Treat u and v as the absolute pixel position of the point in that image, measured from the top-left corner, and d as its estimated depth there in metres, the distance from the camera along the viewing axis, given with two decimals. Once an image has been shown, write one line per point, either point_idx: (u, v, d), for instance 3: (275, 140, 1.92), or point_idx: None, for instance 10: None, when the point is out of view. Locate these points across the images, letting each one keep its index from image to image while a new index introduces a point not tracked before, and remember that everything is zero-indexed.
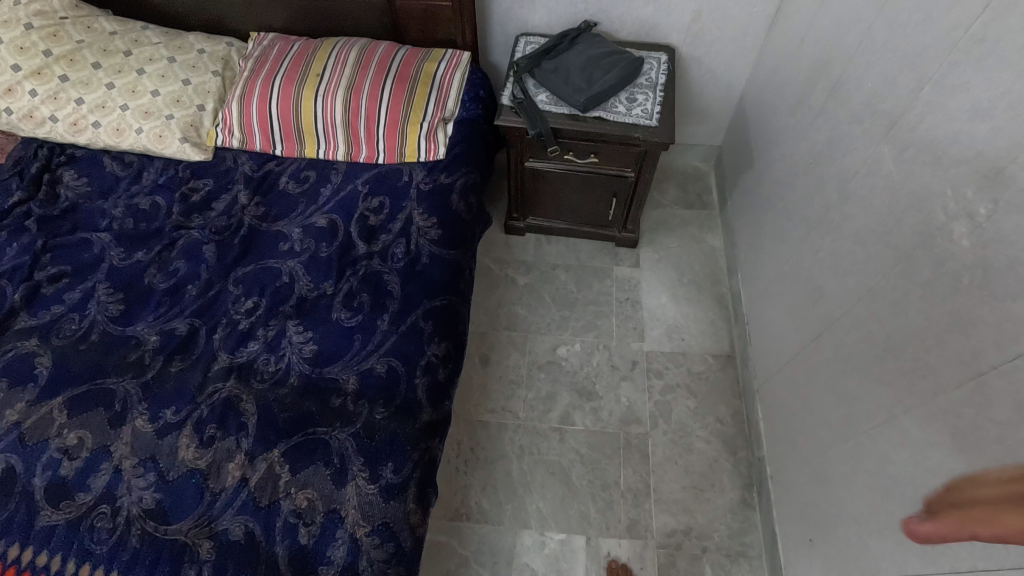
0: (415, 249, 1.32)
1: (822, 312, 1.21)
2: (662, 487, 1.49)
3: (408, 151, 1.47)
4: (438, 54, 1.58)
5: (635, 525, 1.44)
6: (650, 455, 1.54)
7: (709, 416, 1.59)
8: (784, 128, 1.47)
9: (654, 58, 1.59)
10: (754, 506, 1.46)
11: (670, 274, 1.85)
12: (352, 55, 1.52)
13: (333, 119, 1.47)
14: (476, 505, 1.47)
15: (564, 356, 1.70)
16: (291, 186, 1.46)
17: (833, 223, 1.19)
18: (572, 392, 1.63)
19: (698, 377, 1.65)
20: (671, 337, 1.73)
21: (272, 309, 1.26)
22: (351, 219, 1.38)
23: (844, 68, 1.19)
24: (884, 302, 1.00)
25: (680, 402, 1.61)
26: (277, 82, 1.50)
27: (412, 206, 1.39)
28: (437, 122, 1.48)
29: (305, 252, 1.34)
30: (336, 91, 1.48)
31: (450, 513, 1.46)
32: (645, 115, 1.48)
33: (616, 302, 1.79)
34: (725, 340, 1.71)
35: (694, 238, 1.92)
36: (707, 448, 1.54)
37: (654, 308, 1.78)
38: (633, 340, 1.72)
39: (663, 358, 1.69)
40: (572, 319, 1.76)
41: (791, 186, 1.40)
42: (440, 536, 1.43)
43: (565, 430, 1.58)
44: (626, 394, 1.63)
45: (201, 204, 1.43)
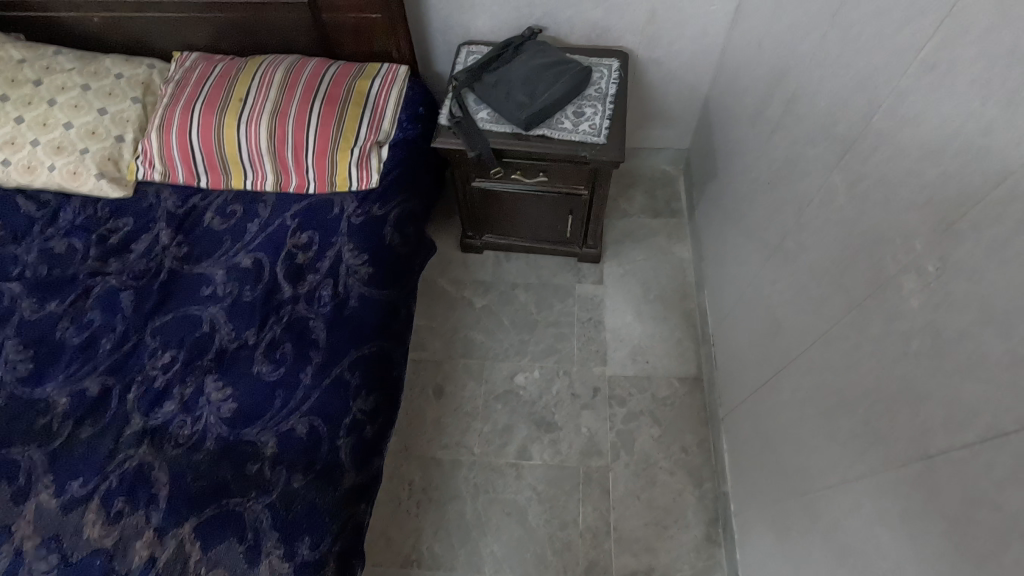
0: (343, 291, 1.23)
1: (779, 349, 1.12)
2: (623, 525, 1.41)
3: (339, 179, 1.37)
4: (372, 71, 1.48)
5: (593, 567, 1.37)
6: (610, 490, 1.46)
7: (674, 446, 1.51)
8: (744, 138, 1.36)
9: (605, 64, 1.47)
10: (719, 543, 1.39)
11: (636, 290, 1.75)
12: (277, 77, 1.42)
13: (258, 148, 1.37)
14: (428, 550, 1.41)
15: (522, 385, 1.61)
16: (215, 223, 1.37)
17: (789, 253, 1.09)
18: (530, 424, 1.55)
19: (663, 403, 1.56)
20: (636, 359, 1.64)
21: (190, 364, 1.18)
22: (277, 258, 1.29)
23: (798, 81, 1.07)
24: (835, 351, 0.90)
25: (643, 431, 1.53)
26: (198, 109, 1.40)
27: (341, 241, 1.29)
28: (369, 146, 1.38)
29: (228, 297, 1.25)
30: (260, 117, 1.37)
31: (400, 559, 1.40)
32: (593, 130, 1.36)
33: (578, 324, 1.70)
34: (693, 362, 1.62)
35: (662, 249, 1.82)
36: (671, 481, 1.46)
37: (618, 329, 1.69)
38: (595, 364, 1.63)
39: (627, 383, 1.60)
40: (532, 343, 1.67)
41: (751, 204, 1.30)
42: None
43: (522, 466, 1.50)
44: (587, 424, 1.55)
45: (120, 246, 1.34)
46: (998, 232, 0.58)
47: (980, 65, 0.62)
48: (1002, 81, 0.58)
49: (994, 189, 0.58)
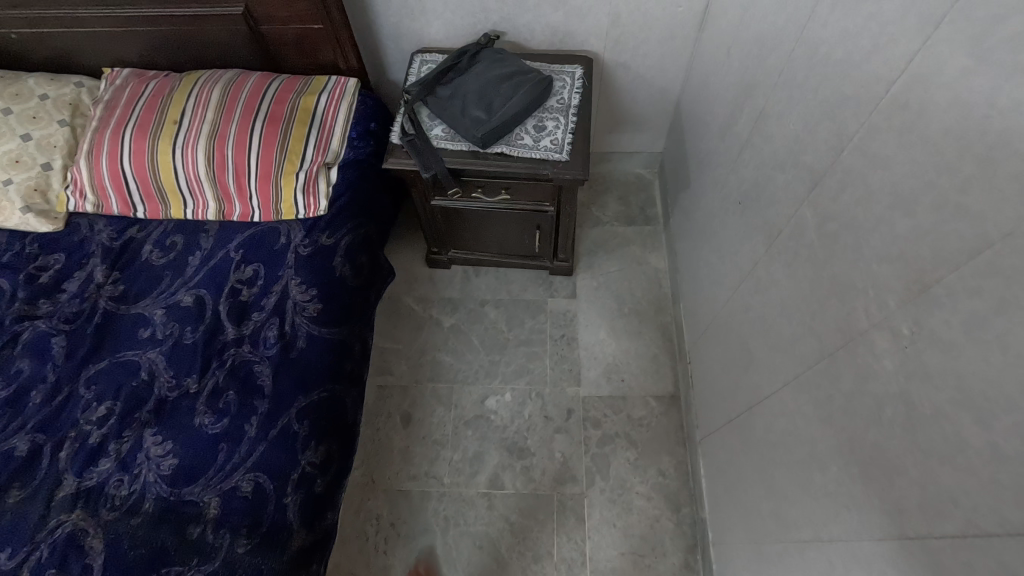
0: (290, 331, 1.15)
1: (752, 382, 1.06)
2: (599, 556, 1.37)
3: (285, 206, 1.28)
4: (318, 85, 1.38)
5: None
6: (586, 518, 1.41)
7: (651, 469, 1.46)
8: (715, 150, 1.29)
9: (568, 72, 1.38)
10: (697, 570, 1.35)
11: (609, 303, 1.69)
12: (214, 96, 1.32)
13: (196, 174, 1.28)
14: None
15: (493, 410, 1.55)
16: (154, 256, 1.28)
17: (761, 282, 1.03)
18: (502, 450, 1.50)
19: (638, 424, 1.52)
20: (610, 379, 1.58)
21: (127, 416, 1.09)
22: (220, 295, 1.21)
23: (767, 98, 1.00)
24: (808, 397, 0.84)
25: (618, 454, 1.48)
26: (129, 132, 1.29)
27: (287, 274, 1.21)
28: (316, 169, 1.29)
29: (167, 339, 1.17)
30: (197, 140, 1.27)
31: None
32: (555, 146, 1.29)
33: (550, 342, 1.64)
34: (669, 379, 1.57)
35: (636, 259, 1.75)
36: (648, 507, 1.42)
37: (592, 346, 1.63)
38: (568, 385, 1.57)
39: (601, 403, 1.55)
40: (502, 364, 1.61)
41: (723, 222, 1.23)
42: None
43: (494, 495, 1.45)
44: (561, 449, 1.49)
45: (51, 286, 1.24)
46: (977, 306, 0.52)
47: (955, 111, 0.55)
48: (978, 134, 0.52)
49: (972, 258, 0.52)
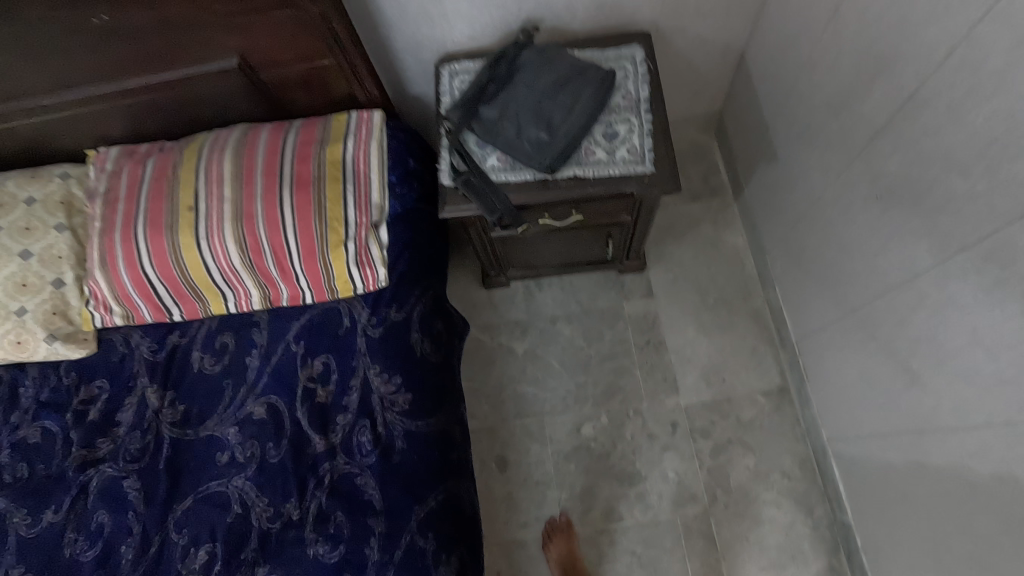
0: (385, 433, 1.02)
1: (920, 406, 0.96)
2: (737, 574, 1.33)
3: (339, 282, 1.11)
4: (340, 128, 1.17)
5: None
6: (716, 538, 1.36)
7: (773, 474, 1.39)
8: (820, 128, 1.10)
9: (628, 57, 1.17)
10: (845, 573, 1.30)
11: (691, 297, 1.55)
12: (227, 167, 1.11)
13: (231, 264, 1.10)
14: None
15: (592, 437, 1.46)
16: (207, 365, 1.13)
17: (926, 300, 0.89)
18: (611, 479, 1.42)
19: (751, 426, 1.43)
20: (710, 382, 1.48)
21: (232, 559, 0.98)
22: (294, 401, 1.07)
23: (920, 78, 0.81)
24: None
25: (735, 463, 1.41)
26: (141, 229, 1.10)
27: (363, 364, 1.06)
28: (365, 233, 1.11)
29: (251, 462, 1.04)
30: (222, 225, 1.09)
31: None
32: (634, 156, 1.09)
33: (637, 351, 1.52)
34: (774, 372, 1.47)
35: (710, 240, 1.60)
36: (779, 514, 1.36)
37: (683, 349, 1.51)
38: (666, 396, 1.48)
39: (706, 410, 1.46)
40: (590, 385, 1.51)
41: (844, 215, 1.07)
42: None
43: (613, 529, 1.39)
44: (674, 468, 1.42)
45: (103, 421, 1.10)
46: None
47: None
48: None
49: None
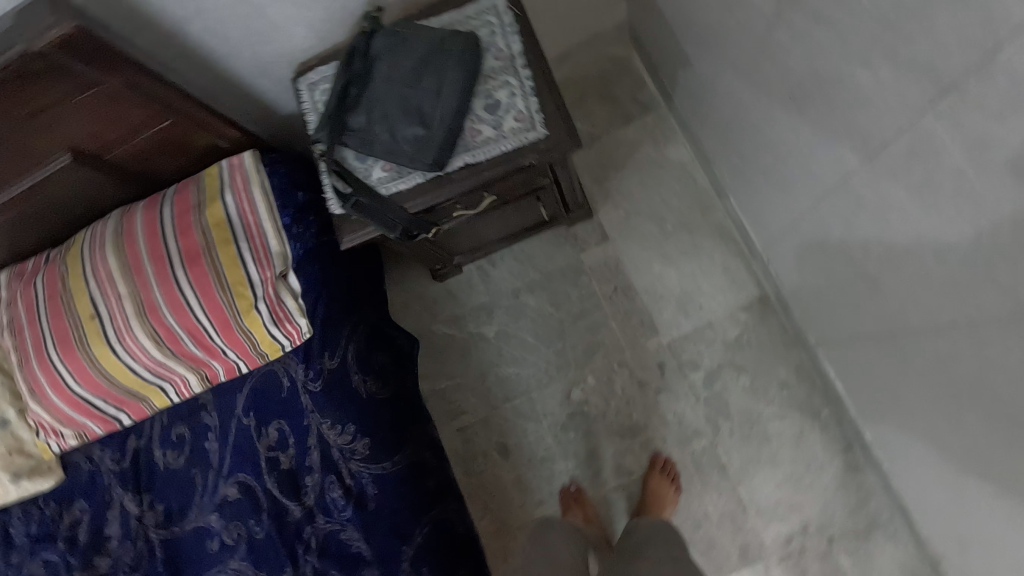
0: (354, 483, 1.01)
1: (889, 310, 0.88)
2: (758, 496, 1.31)
3: (265, 344, 1.05)
4: (214, 183, 1.08)
5: (748, 549, 1.30)
6: (728, 466, 1.34)
7: (772, 388, 1.34)
8: (719, 25, 0.96)
9: (489, 9, 1.03)
10: (862, 467, 1.27)
11: (648, 230, 1.46)
12: (112, 262, 1.04)
13: (154, 358, 1.05)
14: None
15: (583, 401, 1.43)
16: (171, 459, 1.11)
17: (865, 202, 0.79)
18: (613, 437, 1.40)
19: (739, 346, 1.37)
20: (688, 312, 1.41)
21: None
22: (261, 474, 1.05)
23: None
24: (1000, 345, 0.68)
25: (731, 387, 1.36)
26: (52, 351, 1.05)
27: (314, 421, 1.04)
28: (273, 288, 1.04)
29: (240, 543, 1.03)
30: (129, 323, 1.03)
31: None
32: (523, 122, 0.99)
33: (607, 302, 1.45)
34: (749, 284, 1.39)
35: (654, 162, 1.48)
36: (785, 427, 1.32)
37: (652, 286, 1.44)
38: (647, 339, 1.42)
39: (690, 342, 1.40)
40: (569, 350, 1.45)
41: (768, 118, 0.95)
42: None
43: (626, 483, 1.37)
44: (672, 409, 1.38)
45: (95, 540, 1.11)
46: None
47: None
48: None
49: None
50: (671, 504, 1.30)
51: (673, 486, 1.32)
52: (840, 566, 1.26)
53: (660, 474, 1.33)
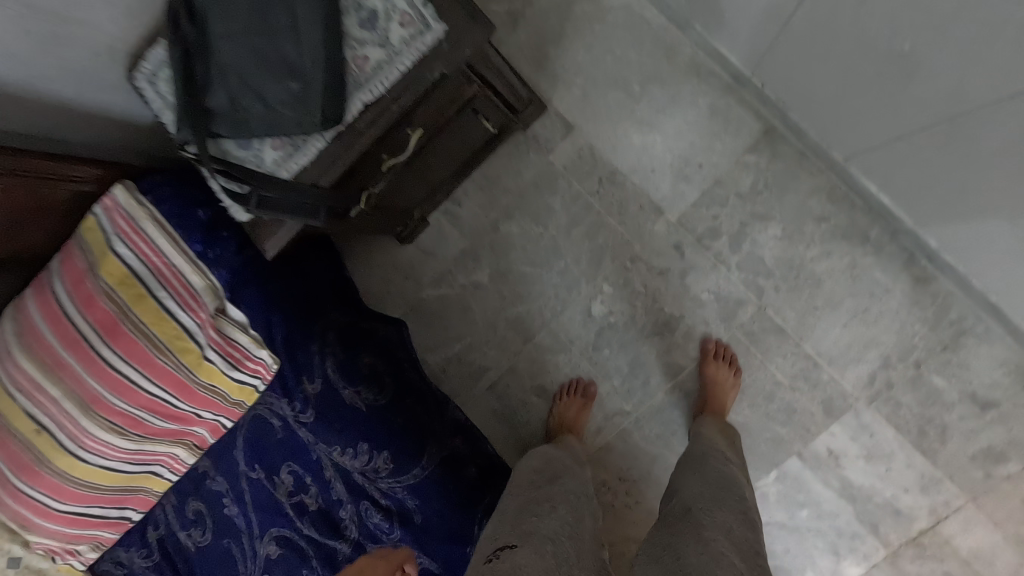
0: (390, 501, 0.90)
1: (939, 82, 0.76)
2: (825, 346, 1.17)
3: (235, 392, 0.91)
4: (97, 236, 0.89)
5: (831, 402, 1.18)
6: (784, 325, 1.19)
7: (808, 226, 1.16)
8: None
9: None
10: (933, 275, 1.12)
11: (614, 99, 1.23)
12: (31, 365, 0.88)
13: (125, 449, 0.92)
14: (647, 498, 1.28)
15: (607, 312, 1.27)
16: (199, 538, 1.01)
17: None
18: (652, 339, 1.26)
19: (758, 193, 1.18)
20: (688, 177, 1.21)
21: None
22: (293, 522, 0.93)
23: None
24: None
25: (763, 242, 1.19)
26: (16, 479, 0.92)
27: (322, 453, 0.91)
28: (215, 329, 0.88)
29: None
30: (81, 423, 0.89)
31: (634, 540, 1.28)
32: (414, 25, 0.78)
33: (596, 198, 1.26)
34: (748, 119, 1.18)
35: (594, 18, 1.22)
36: (834, 263, 1.16)
37: (640, 162, 1.23)
38: (654, 222, 1.24)
39: (702, 208, 1.21)
40: (573, 264, 1.28)
41: None
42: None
43: (681, 380, 1.25)
44: (705, 287, 1.22)
45: None
46: None
47: None
48: None
49: None
50: (734, 387, 1.18)
51: (733, 369, 1.19)
52: (935, 386, 1.13)
53: (718, 362, 1.19)
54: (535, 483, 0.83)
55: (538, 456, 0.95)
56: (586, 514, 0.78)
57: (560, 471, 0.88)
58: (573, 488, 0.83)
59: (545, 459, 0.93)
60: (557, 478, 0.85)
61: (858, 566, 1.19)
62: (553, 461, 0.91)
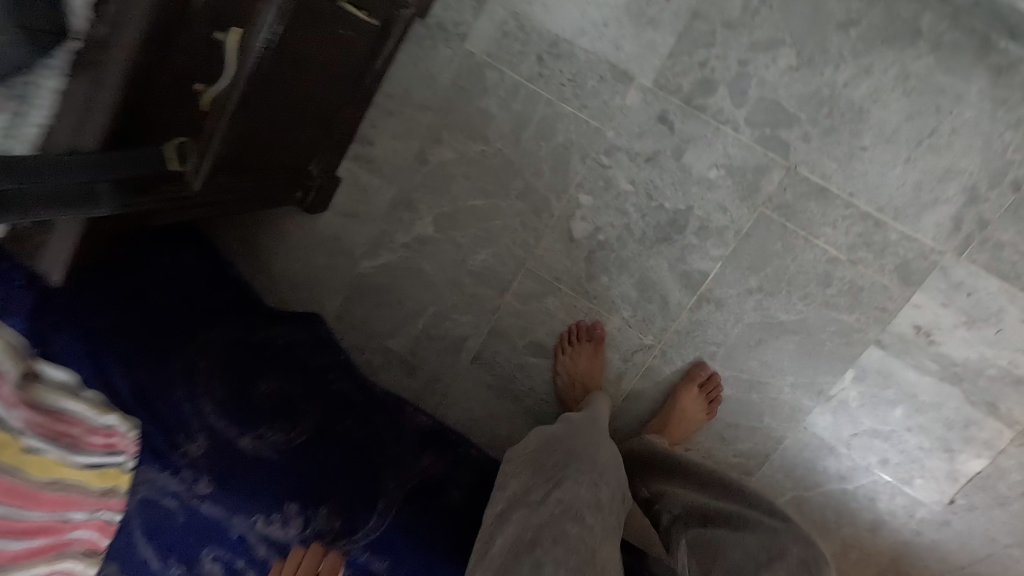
0: (351, 568, 0.67)
1: None
2: (886, 195, 0.88)
3: (93, 477, 0.66)
4: None
5: (909, 266, 0.90)
6: (827, 182, 0.89)
7: (833, 39, 0.84)
8: None
9: None
10: (1019, 59, 0.80)
11: None
12: None
13: None
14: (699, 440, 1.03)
15: (594, 229, 0.98)
16: None
17: None
18: (659, 247, 0.96)
19: (755, 13, 0.85)
20: (656, 18, 0.88)
21: None
22: None
23: None
24: None
25: (776, 79, 0.87)
26: None
27: (241, 528, 0.66)
28: (32, 404, 0.61)
29: None
30: None
31: None
32: None
33: (541, 84, 0.94)
34: None
35: None
36: (878, 81, 0.84)
37: (586, 17, 0.90)
38: (625, 94, 0.92)
39: (683, 57, 0.89)
40: (535, 178, 0.98)
41: None
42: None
43: (709, 289, 0.97)
44: (712, 162, 0.92)
45: None
46: None
47: None
48: None
49: None
50: (700, 425, 0.99)
51: (707, 411, 0.99)
52: None
53: (699, 394, 0.99)
54: (527, 500, 0.64)
55: (538, 436, 0.75)
56: (604, 542, 0.60)
57: (565, 467, 0.67)
58: (579, 495, 0.63)
59: (546, 441, 0.73)
60: (559, 479, 0.65)
61: (978, 457, 0.95)
62: (555, 446, 0.71)
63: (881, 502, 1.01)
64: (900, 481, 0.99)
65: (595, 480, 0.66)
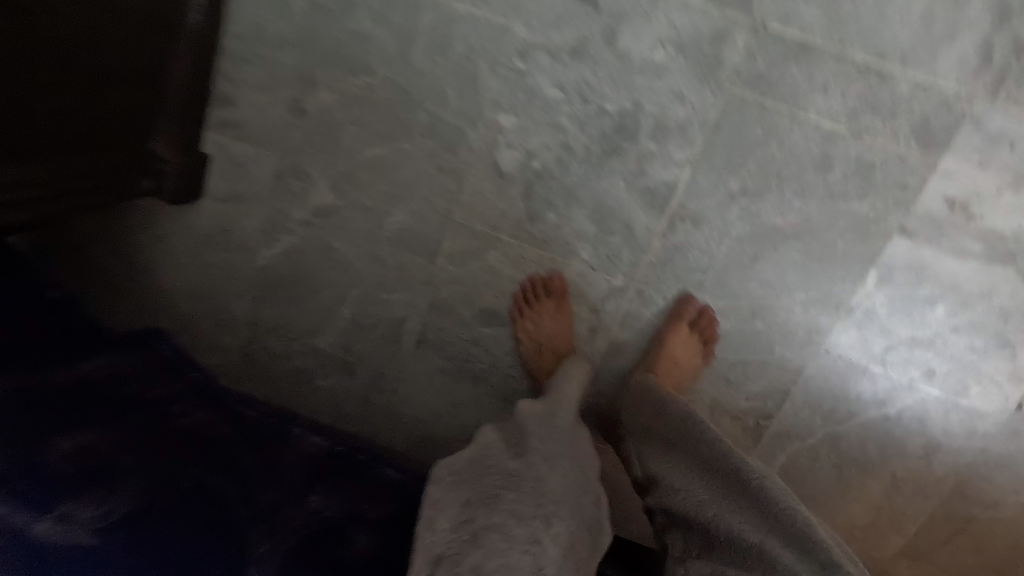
0: None
1: None
2: (887, 36, 0.67)
3: None
4: None
5: (929, 125, 0.70)
6: (808, 36, 0.68)
7: None
8: None
9: None
10: None
11: None
12: None
13: None
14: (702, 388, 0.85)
15: (527, 156, 0.77)
16: None
17: None
18: (610, 163, 0.76)
19: None
20: None
21: None
22: None
23: None
24: None
25: None
26: None
27: None
28: None
29: None
30: None
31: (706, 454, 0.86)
32: None
33: None
34: None
35: None
36: None
37: None
38: None
39: None
40: (441, 106, 0.77)
41: None
42: (784, 457, 0.87)
43: (681, 205, 0.77)
44: (656, 38, 0.71)
45: None
46: None
47: None
48: None
49: None
50: (697, 373, 0.82)
51: (705, 354, 0.82)
52: None
53: (695, 336, 0.81)
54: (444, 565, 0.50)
55: (475, 449, 0.59)
56: None
57: (494, 510, 0.52)
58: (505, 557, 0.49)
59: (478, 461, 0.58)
60: (479, 534, 0.50)
61: None
62: (483, 474, 0.56)
63: (933, 423, 0.83)
64: (952, 393, 0.81)
65: (539, 526, 0.51)
